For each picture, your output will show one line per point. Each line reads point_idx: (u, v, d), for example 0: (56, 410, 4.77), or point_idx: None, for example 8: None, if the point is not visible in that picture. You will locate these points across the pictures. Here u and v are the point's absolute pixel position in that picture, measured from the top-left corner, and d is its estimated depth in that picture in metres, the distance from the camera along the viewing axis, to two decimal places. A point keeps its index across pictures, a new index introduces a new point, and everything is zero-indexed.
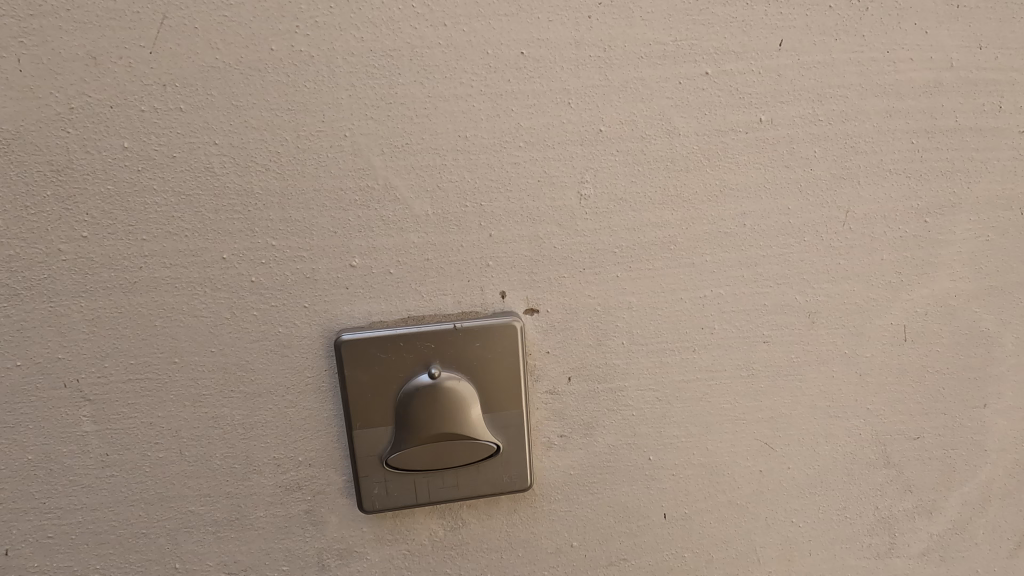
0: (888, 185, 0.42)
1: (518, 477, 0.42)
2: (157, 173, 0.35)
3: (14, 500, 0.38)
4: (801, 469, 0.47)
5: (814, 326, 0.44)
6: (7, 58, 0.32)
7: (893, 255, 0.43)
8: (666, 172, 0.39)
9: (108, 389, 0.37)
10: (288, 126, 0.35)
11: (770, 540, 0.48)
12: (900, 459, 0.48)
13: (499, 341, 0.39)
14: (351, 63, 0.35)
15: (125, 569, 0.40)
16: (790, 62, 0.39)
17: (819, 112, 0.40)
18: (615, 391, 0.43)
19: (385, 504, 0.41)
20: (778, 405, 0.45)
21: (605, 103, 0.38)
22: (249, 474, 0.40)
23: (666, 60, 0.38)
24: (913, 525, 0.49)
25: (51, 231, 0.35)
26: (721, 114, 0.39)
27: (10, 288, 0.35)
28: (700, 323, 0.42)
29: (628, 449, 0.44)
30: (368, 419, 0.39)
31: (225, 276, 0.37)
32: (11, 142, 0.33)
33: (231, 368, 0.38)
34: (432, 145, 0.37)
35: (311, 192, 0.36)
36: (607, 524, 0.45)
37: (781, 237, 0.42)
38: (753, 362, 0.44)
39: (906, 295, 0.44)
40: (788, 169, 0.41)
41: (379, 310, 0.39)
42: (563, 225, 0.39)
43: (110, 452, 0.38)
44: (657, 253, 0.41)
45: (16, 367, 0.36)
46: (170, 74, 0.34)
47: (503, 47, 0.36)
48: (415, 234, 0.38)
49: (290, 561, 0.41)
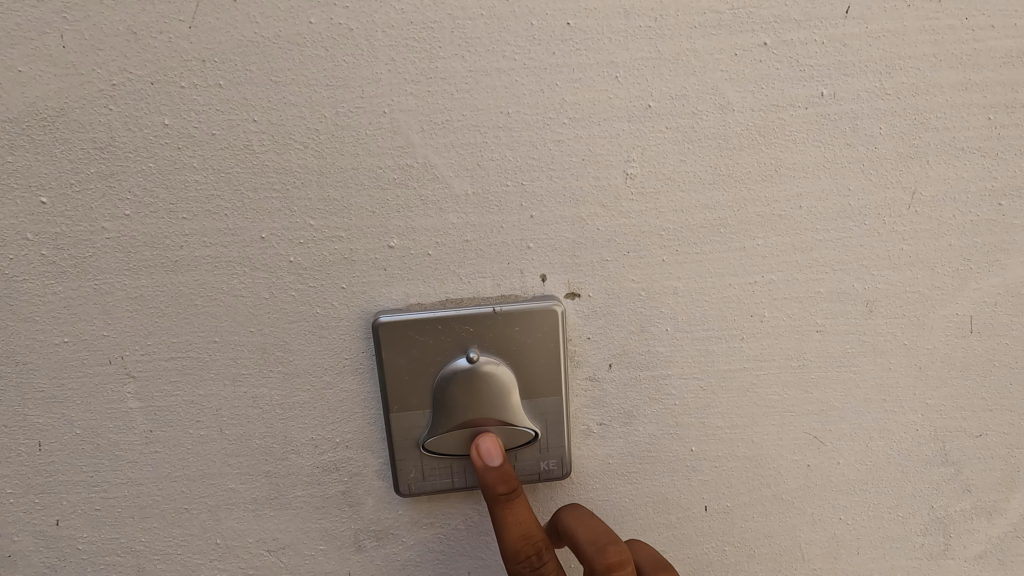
0: (961, 165, 0.39)
1: (556, 465, 0.41)
2: (197, 151, 0.34)
3: (63, 472, 0.39)
4: (851, 465, 0.45)
5: (872, 315, 0.41)
6: (51, 34, 0.32)
7: (962, 240, 0.40)
8: (718, 150, 0.37)
9: (152, 366, 0.38)
10: (327, 103, 0.34)
11: (816, 537, 0.46)
12: (959, 458, 0.45)
13: (539, 326, 0.38)
14: (391, 37, 0.34)
15: (169, 543, 0.41)
16: (856, 31, 0.36)
17: (887, 86, 0.37)
18: (657, 380, 0.41)
19: (422, 487, 0.40)
20: (830, 398, 0.43)
21: (654, 77, 0.36)
22: (287, 454, 0.40)
23: (721, 30, 0.35)
24: (971, 526, 0.46)
25: (96, 208, 0.35)
26: (779, 88, 0.37)
27: (56, 265, 0.35)
28: (750, 310, 0.40)
29: (669, 439, 0.43)
30: (404, 402, 0.39)
31: (263, 255, 0.36)
32: (56, 119, 0.33)
33: (269, 349, 0.38)
34: (473, 121, 0.35)
35: (349, 171, 0.35)
36: (646, 515, 0.44)
37: (840, 220, 0.39)
38: (805, 352, 0.42)
39: (974, 284, 0.41)
40: (850, 147, 0.38)
41: (416, 292, 0.38)
42: (608, 206, 0.37)
43: (153, 428, 0.39)
44: (706, 237, 0.39)
45: (63, 344, 0.37)
46: (210, 49, 0.33)
47: (548, 18, 0.34)
48: (454, 215, 0.37)
49: (328, 540, 0.42)
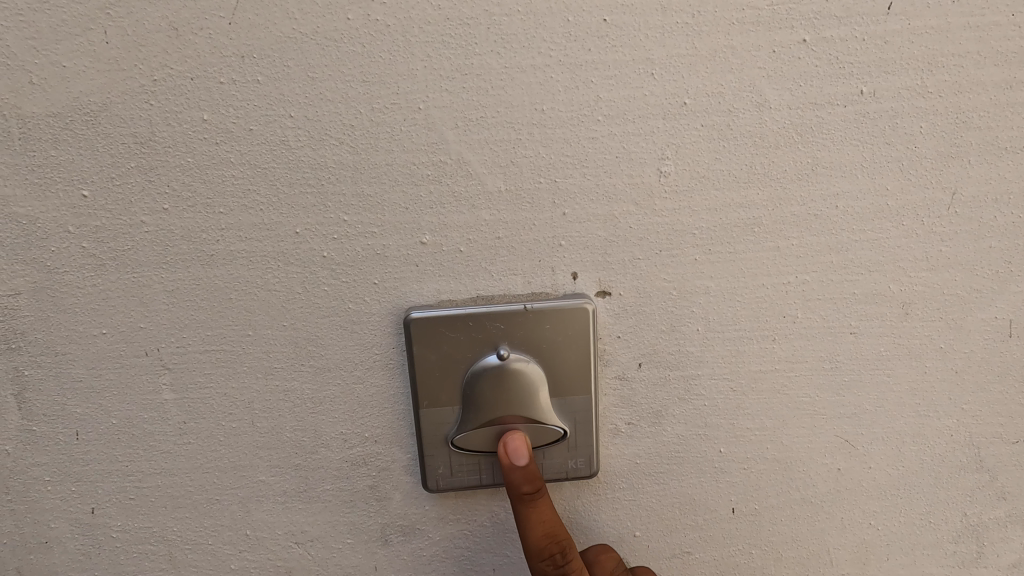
0: (1003, 165, 0.38)
1: (583, 464, 0.41)
2: (234, 146, 0.35)
3: (99, 461, 0.40)
4: (883, 469, 0.44)
5: (908, 317, 0.40)
6: (95, 30, 0.33)
7: (1003, 242, 0.39)
8: (753, 148, 0.37)
9: (186, 358, 0.38)
10: (362, 99, 0.35)
11: (845, 542, 0.45)
12: (995, 465, 0.44)
13: (570, 324, 0.38)
14: (428, 33, 0.34)
15: (201, 533, 0.41)
16: (898, 28, 0.36)
17: (929, 84, 0.36)
18: (687, 380, 0.41)
19: (449, 483, 0.41)
20: (863, 401, 0.42)
21: (690, 74, 0.35)
22: (317, 448, 0.40)
23: (760, 26, 0.35)
24: (1005, 534, 0.45)
25: (135, 202, 0.35)
26: (818, 85, 0.36)
27: (95, 258, 0.36)
28: (782, 310, 0.40)
29: (698, 440, 0.42)
30: (434, 398, 0.39)
31: (297, 251, 0.36)
32: (98, 114, 0.34)
33: (301, 344, 0.38)
34: (508, 118, 0.35)
35: (383, 167, 0.36)
36: (672, 516, 0.44)
37: (877, 221, 0.39)
38: (838, 354, 0.41)
39: (1015, 287, 0.40)
40: (889, 146, 0.37)
41: (448, 288, 0.38)
42: (641, 204, 0.37)
43: (187, 420, 0.39)
44: (739, 236, 0.38)
45: (101, 335, 0.37)
46: (249, 44, 0.33)
47: (585, 14, 0.34)
48: (487, 212, 0.37)
49: (355, 534, 0.42)
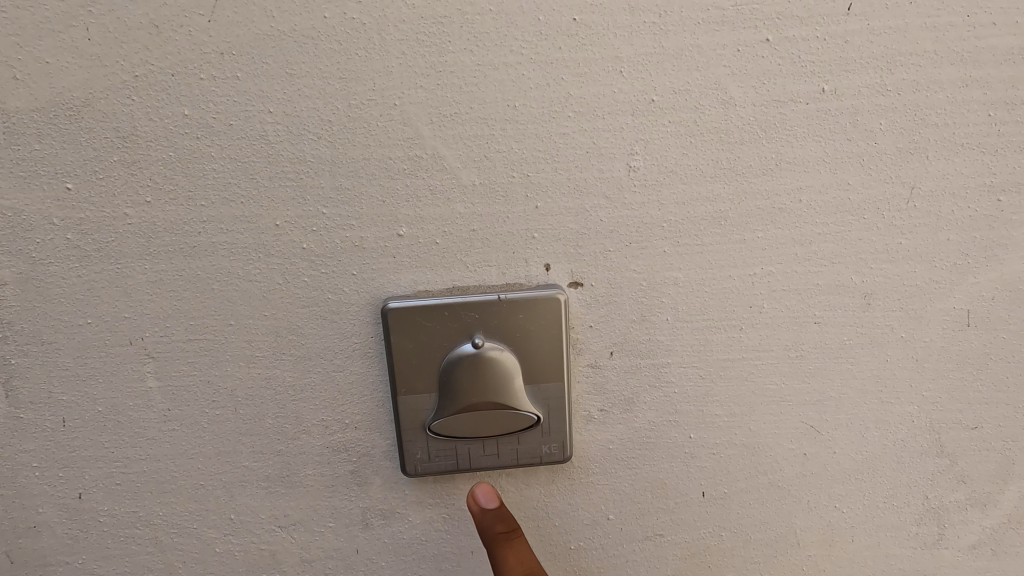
0: (960, 161, 0.40)
1: (557, 449, 0.43)
2: (215, 141, 0.36)
3: (85, 447, 0.41)
4: (848, 454, 0.46)
5: (869, 307, 0.42)
6: (77, 27, 0.34)
7: (961, 235, 0.41)
8: (720, 144, 0.38)
9: (170, 347, 0.39)
10: (340, 95, 0.36)
11: (811, 524, 0.47)
12: (954, 449, 0.46)
13: (542, 314, 0.39)
14: (402, 31, 0.35)
15: (186, 517, 0.43)
16: (858, 27, 0.37)
17: (887, 82, 0.38)
18: (657, 368, 0.42)
19: (427, 468, 0.42)
20: (827, 388, 0.44)
21: (658, 72, 0.37)
22: (299, 434, 0.41)
23: (724, 26, 0.36)
24: (965, 517, 0.47)
25: (119, 195, 0.36)
26: (781, 84, 0.37)
27: (79, 249, 0.37)
28: (749, 301, 0.41)
29: (669, 426, 0.44)
30: (411, 385, 0.40)
31: (278, 242, 0.38)
32: (81, 108, 0.35)
33: (283, 333, 0.39)
34: (481, 114, 0.36)
35: (361, 161, 0.37)
36: (644, 500, 0.45)
37: (839, 214, 0.40)
38: (802, 343, 0.43)
39: (972, 278, 0.42)
40: (850, 143, 0.39)
41: (424, 279, 0.39)
42: (611, 197, 0.38)
43: (172, 407, 0.40)
44: (706, 229, 0.40)
45: (86, 325, 0.38)
46: (228, 42, 0.34)
47: (555, 14, 0.35)
48: (462, 205, 0.38)
49: (336, 518, 0.43)
